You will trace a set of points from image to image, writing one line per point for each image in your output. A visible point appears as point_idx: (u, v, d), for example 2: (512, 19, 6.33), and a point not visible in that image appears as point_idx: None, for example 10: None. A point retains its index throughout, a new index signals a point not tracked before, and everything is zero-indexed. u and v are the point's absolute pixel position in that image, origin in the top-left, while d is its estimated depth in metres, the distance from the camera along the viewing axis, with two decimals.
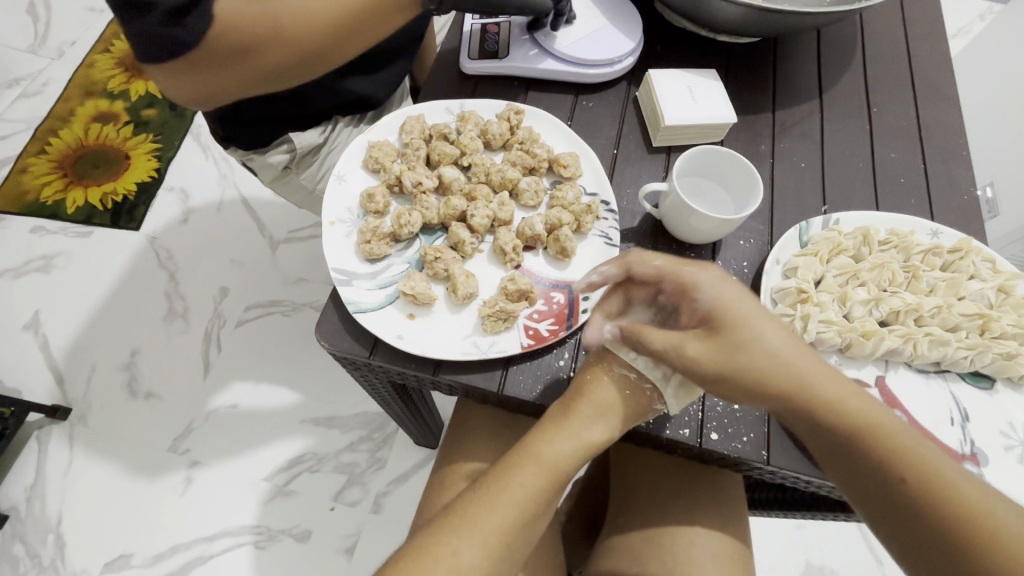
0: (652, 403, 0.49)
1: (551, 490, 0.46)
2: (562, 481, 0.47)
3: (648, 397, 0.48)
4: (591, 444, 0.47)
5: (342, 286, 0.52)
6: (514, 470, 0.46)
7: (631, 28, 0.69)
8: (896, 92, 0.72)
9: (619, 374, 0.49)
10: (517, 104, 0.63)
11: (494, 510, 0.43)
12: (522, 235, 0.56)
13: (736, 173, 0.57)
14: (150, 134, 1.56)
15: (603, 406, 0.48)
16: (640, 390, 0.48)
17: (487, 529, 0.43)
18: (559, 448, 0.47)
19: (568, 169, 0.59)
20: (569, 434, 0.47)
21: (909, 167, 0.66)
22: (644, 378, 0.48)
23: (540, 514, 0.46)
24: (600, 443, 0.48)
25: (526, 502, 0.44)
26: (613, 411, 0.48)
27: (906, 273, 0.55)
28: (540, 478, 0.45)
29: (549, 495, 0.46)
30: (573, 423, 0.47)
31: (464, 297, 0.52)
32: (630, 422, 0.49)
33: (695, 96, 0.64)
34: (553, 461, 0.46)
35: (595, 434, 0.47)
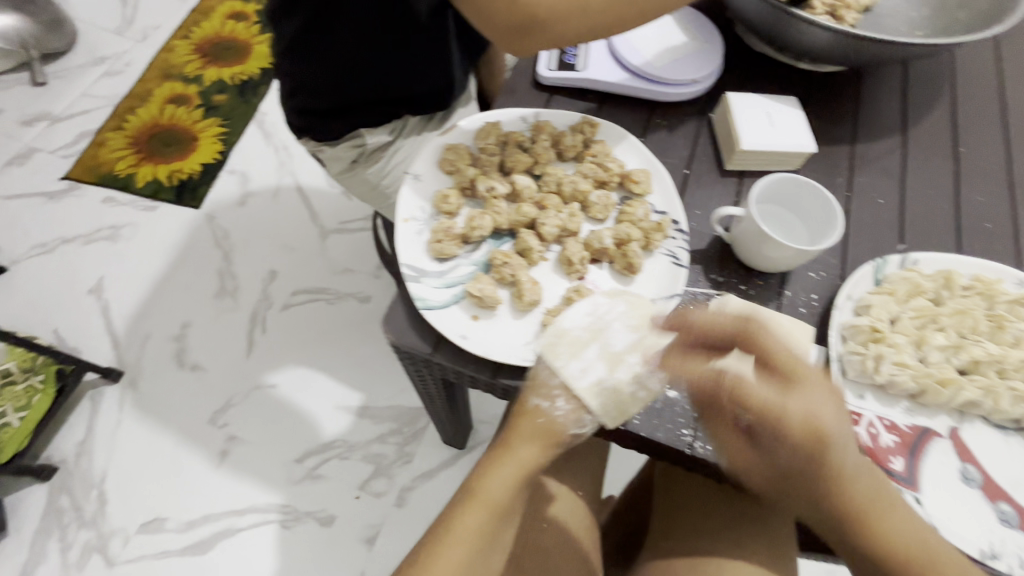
0: (568, 429, 0.49)
1: (497, 523, 0.48)
2: (505, 513, 0.49)
3: (561, 422, 0.48)
4: (526, 470, 0.49)
5: (411, 282, 0.53)
6: (459, 512, 0.47)
7: (710, 51, 0.69)
8: (986, 133, 0.69)
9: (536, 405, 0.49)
10: (593, 118, 0.63)
11: (442, 557, 0.45)
12: (589, 247, 0.57)
13: (814, 204, 0.55)
14: (219, 117, 1.63)
15: (527, 432, 0.49)
16: (551, 415, 0.48)
17: None
18: (495, 482, 0.48)
19: (639, 185, 0.59)
20: (502, 467, 0.49)
21: (996, 212, 0.64)
22: (558, 407, 0.48)
23: (490, 548, 0.48)
24: (534, 466, 0.50)
25: (479, 538, 0.47)
26: (539, 438, 0.49)
27: (990, 321, 0.53)
28: (479, 516, 0.47)
29: (496, 528, 0.48)
30: (503, 453, 0.49)
31: (528, 303, 0.53)
32: (557, 442, 0.49)
33: (773, 122, 0.63)
34: (493, 497, 0.48)
35: (523, 456, 0.49)
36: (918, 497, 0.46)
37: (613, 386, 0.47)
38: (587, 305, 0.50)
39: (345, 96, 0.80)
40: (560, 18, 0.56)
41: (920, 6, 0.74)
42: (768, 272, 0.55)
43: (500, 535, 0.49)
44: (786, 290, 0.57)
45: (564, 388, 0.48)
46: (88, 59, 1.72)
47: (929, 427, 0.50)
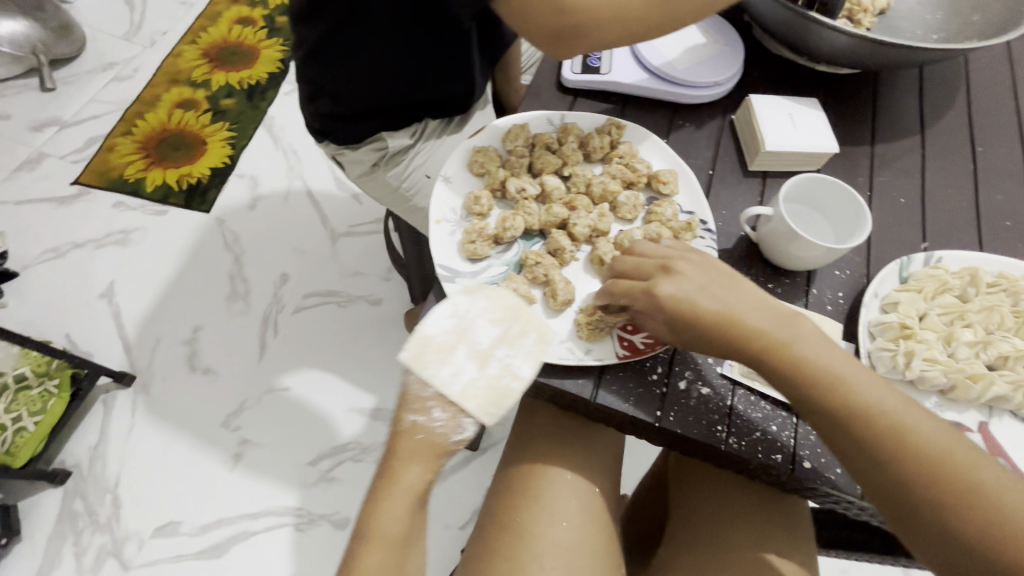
0: (450, 436, 0.49)
1: (400, 552, 0.49)
2: (405, 540, 0.49)
3: (442, 434, 0.49)
4: (414, 493, 0.49)
5: (446, 282, 0.54)
6: (361, 556, 0.47)
7: (732, 53, 0.69)
8: (1001, 134, 0.71)
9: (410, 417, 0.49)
10: (619, 119, 0.64)
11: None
12: (620, 247, 0.57)
13: (841, 203, 0.56)
14: (228, 122, 1.64)
15: (408, 456, 0.49)
16: (430, 430, 0.49)
17: None
18: (389, 515, 0.48)
19: (667, 186, 0.60)
20: (391, 497, 0.49)
21: (1014, 211, 0.65)
22: (434, 419, 0.49)
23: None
24: (422, 485, 0.50)
25: (387, 568, 0.47)
26: (419, 457, 0.49)
27: (1017, 318, 0.53)
28: (382, 552, 0.47)
29: (401, 555, 0.49)
30: (390, 483, 0.49)
31: (563, 302, 0.53)
32: (440, 454, 0.50)
33: (796, 124, 0.64)
34: (388, 532, 0.48)
35: (413, 478, 0.49)
36: None
37: (489, 381, 0.49)
38: (446, 309, 0.50)
39: (367, 100, 0.80)
40: (597, 25, 0.56)
41: (935, 9, 0.76)
42: (795, 270, 0.56)
43: (408, 556, 0.50)
44: (812, 288, 0.58)
45: (439, 398, 0.48)
46: (96, 64, 1.72)
47: (960, 422, 0.51)
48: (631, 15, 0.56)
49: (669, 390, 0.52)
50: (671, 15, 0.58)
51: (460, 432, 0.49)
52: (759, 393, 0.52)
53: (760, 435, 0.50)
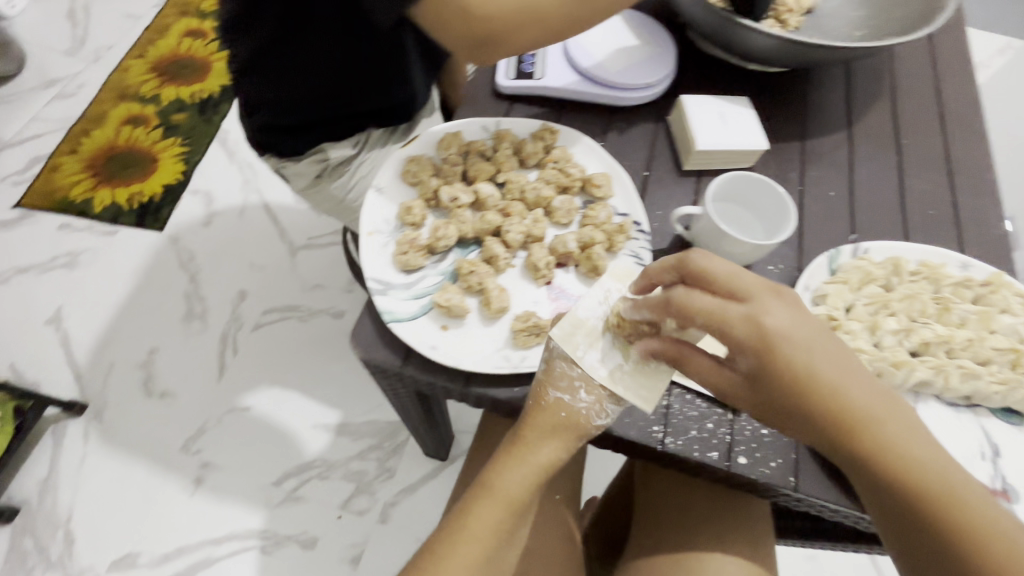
0: (593, 420, 0.48)
1: (511, 520, 0.49)
2: (521, 509, 0.50)
3: (585, 414, 0.48)
4: (545, 465, 0.50)
5: (377, 295, 0.52)
6: (473, 507, 0.49)
7: (664, 55, 0.71)
8: (926, 125, 0.73)
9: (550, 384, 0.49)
10: (552, 125, 0.65)
11: (457, 552, 0.47)
12: (555, 252, 0.57)
13: (768, 200, 0.57)
14: (179, 137, 1.60)
15: (547, 430, 0.49)
16: (573, 409, 0.49)
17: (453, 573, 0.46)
18: (514, 479, 0.49)
19: (600, 189, 0.61)
20: (520, 464, 0.50)
21: (938, 200, 0.67)
22: (579, 399, 0.48)
23: (509, 539, 0.50)
24: (553, 462, 0.50)
25: (498, 529, 0.48)
26: (559, 433, 0.49)
27: (937, 304, 0.55)
28: (500, 508, 0.49)
29: (512, 524, 0.49)
30: (522, 452, 0.50)
31: (497, 310, 0.53)
32: (578, 437, 0.49)
33: (726, 122, 0.65)
34: (507, 492, 0.49)
35: (545, 453, 0.50)
36: None
37: (636, 369, 0.48)
38: (597, 294, 0.51)
39: (305, 114, 0.79)
40: (515, 33, 0.58)
41: (859, 7, 0.78)
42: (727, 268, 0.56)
43: (518, 524, 0.51)
44: None
45: (585, 377, 0.48)
46: (37, 82, 1.66)
47: None
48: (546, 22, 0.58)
49: None
50: (585, 15, 0.59)
51: (601, 415, 0.48)
52: (694, 391, 0.52)
53: (696, 432, 0.50)
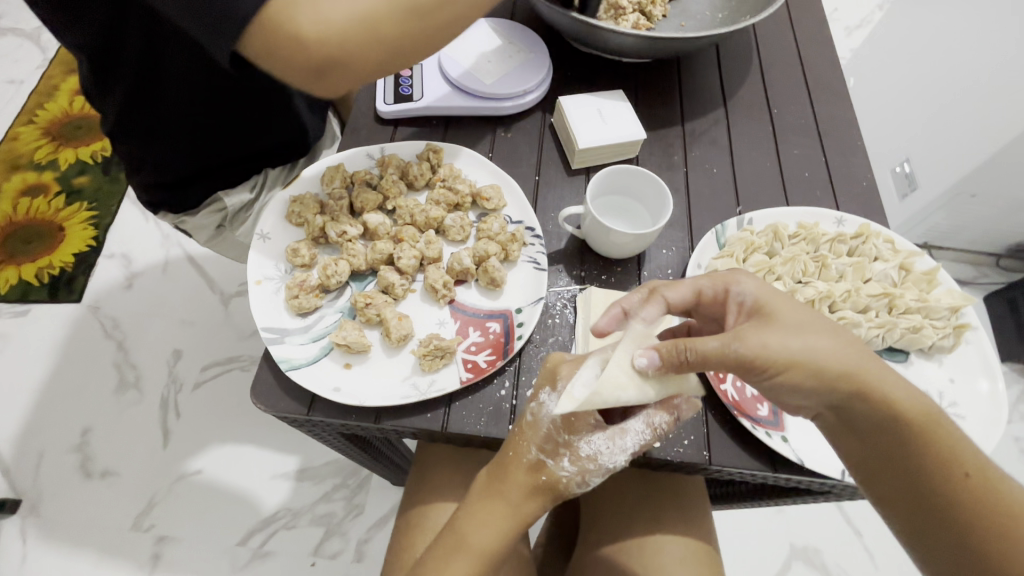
0: (570, 487, 0.48)
1: (484, 574, 0.48)
2: (493, 560, 0.49)
3: (564, 482, 0.48)
4: (517, 521, 0.49)
5: (273, 344, 0.51)
6: (446, 562, 0.48)
7: (539, 59, 0.72)
8: (793, 92, 0.77)
9: (533, 452, 0.48)
10: (436, 143, 0.65)
11: None
12: (451, 270, 0.57)
13: (649, 189, 0.59)
14: (85, 201, 1.51)
15: (526, 488, 0.48)
16: (553, 474, 0.48)
17: None
18: (487, 533, 0.48)
19: (491, 201, 0.61)
20: (494, 518, 0.48)
21: (812, 162, 0.71)
22: (562, 467, 0.48)
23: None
24: (527, 516, 0.49)
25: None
26: (535, 492, 0.48)
27: (816, 262, 0.58)
28: (468, 563, 0.48)
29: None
30: (497, 505, 0.48)
31: (398, 339, 0.52)
32: (555, 496, 0.49)
33: (604, 117, 0.67)
34: (481, 546, 0.48)
35: (524, 509, 0.48)
36: (783, 436, 0.51)
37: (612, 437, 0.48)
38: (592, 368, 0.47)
39: (191, 165, 0.76)
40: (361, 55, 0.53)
41: None
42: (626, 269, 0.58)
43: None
44: (643, 271, 0.61)
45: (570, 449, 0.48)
46: None
47: None
48: (399, 32, 0.54)
49: (518, 402, 0.52)
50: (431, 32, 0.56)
51: (580, 484, 0.48)
52: None
53: None
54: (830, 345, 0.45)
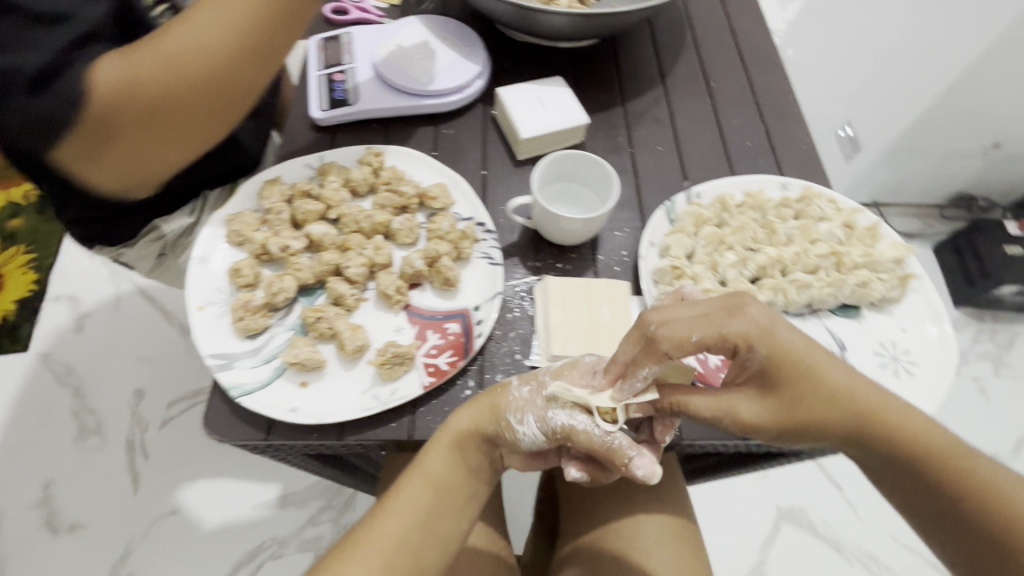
0: (507, 414, 0.48)
1: (435, 500, 0.48)
2: (445, 490, 0.49)
3: (512, 404, 0.48)
4: (467, 444, 0.48)
5: (222, 371, 0.49)
6: (403, 485, 0.49)
7: (475, 52, 0.71)
8: (729, 64, 0.78)
9: (510, 385, 0.49)
10: (377, 147, 0.63)
11: (380, 525, 0.47)
12: (403, 274, 0.55)
13: (593, 172, 0.58)
14: (21, 244, 1.43)
15: (483, 411, 0.48)
16: (508, 393, 0.48)
17: (369, 552, 0.45)
18: (438, 457, 0.48)
19: (438, 200, 0.60)
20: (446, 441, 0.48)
21: (753, 131, 0.72)
22: (529, 419, 0.48)
23: (428, 535, 0.47)
24: (476, 445, 0.49)
25: (417, 512, 0.48)
26: (491, 418, 0.48)
27: (764, 229, 0.59)
28: (415, 485, 0.48)
29: (434, 504, 0.48)
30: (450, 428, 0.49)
31: (354, 351, 0.50)
32: (501, 423, 0.48)
33: (544, 105, 0.66)
34: (432, 470, 0.48)
35: (472, 434, 0.48)
36: None
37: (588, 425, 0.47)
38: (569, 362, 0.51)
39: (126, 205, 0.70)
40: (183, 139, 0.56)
41: None
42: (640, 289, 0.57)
43: (440, 518, 0.48)
44: (599, 255, 0.61)
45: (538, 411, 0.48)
46: None
47: None
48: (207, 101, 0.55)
49: None
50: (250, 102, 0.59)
51: (520, 421, 0.48)
52: None
53: None
54: (837, 398, 0.42)
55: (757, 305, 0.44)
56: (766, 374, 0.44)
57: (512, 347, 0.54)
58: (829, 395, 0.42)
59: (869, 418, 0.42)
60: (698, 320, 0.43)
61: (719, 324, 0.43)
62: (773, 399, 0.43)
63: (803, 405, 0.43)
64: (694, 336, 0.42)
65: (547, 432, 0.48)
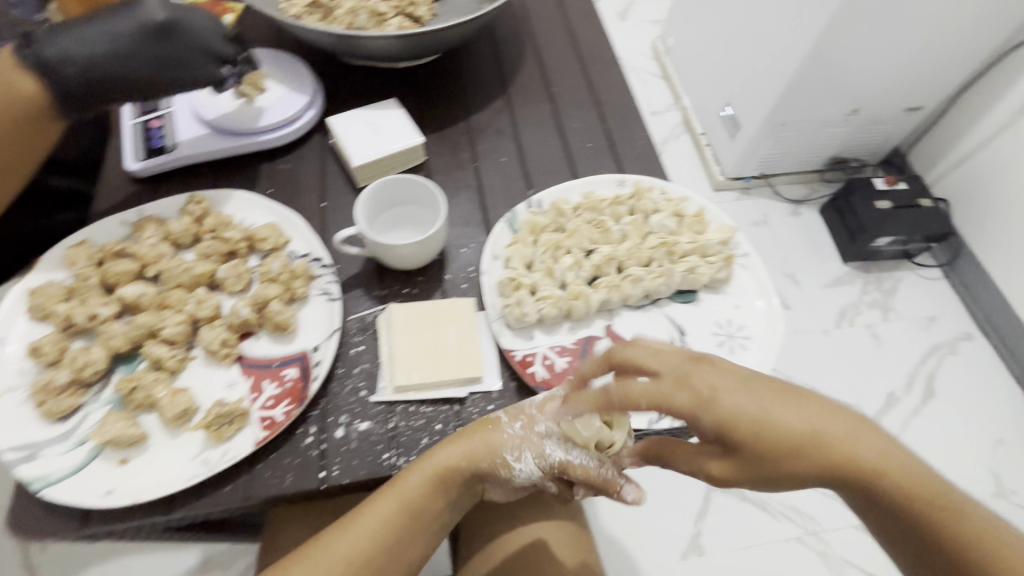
0: (505, 452, 0.48)
1: (406, 522, 0.46)
2: (419, 513, 0.47)
3: (507, 441, 0.48)
4: (445, 468, 0.47)
5: (25, 463, 0.45)
6: (374, 499, 0.47)
7: (303, 81, 0.68)
8: (568, 67, 0.80)
9: (500, 422, 0.49)
10: (199, 193, 0.60)
11: (347, 535, 0.45)
12: (231, 326, 0.52)
13: (422, 193, 0.58)
14: None
15: (477, 444, 0.48)
16: (504, 430, 0.48)
17: (331, 561, 0.44)
18: (413, 476, 0.46)
19: (267, 242, 0.57)
20: (424, 463, 0.47)
21: (593, 131, 0.74)
22: (524, 460, 0.48)
23: (393, 560, 0.46)
24: (456, 471, 0.47)
25: (383, 532, 0.45)
26: (481, 448, 0.48)
27: (599, 229, 0.61)
28: (392, 505, 0.46)
29: (404, 525, 0.46)
30: (431, 451, 0.48)
31: (176, 418, 0.47)
32: (490, 456, 0.48)
33: (377, 130, 0.65)
34: (407, 491, 0.46)
35: (448, 459, 0.47)
36: None
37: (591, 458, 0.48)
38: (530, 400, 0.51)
39: None
40: None
41: None
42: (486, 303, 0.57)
43: (412, 547, 0.47)
44: (446, 274, 0.60)
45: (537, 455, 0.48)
46: None
47: (590, 335, 0.57)
48: None
49: (328, 445, 0.49)
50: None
51: (516, 459, 0.48)
52: (418, 401, 0.52)
53: (427, 440, 0.50)
54: (803, 451, 0.39)
55: (704, 373, 0.40)
56: (725, 442, 0.40)
57: (357, 385, 0.53)
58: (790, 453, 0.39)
59: (837, 464, 0.39)
60: (646, 387, 0.40)
61: (662, 396, 0.40)
62: (734, 456, 0.40)
63: (770, 461, 0.39)
64: (643, 402, 0.40)
65: (544, 468, 0.48)
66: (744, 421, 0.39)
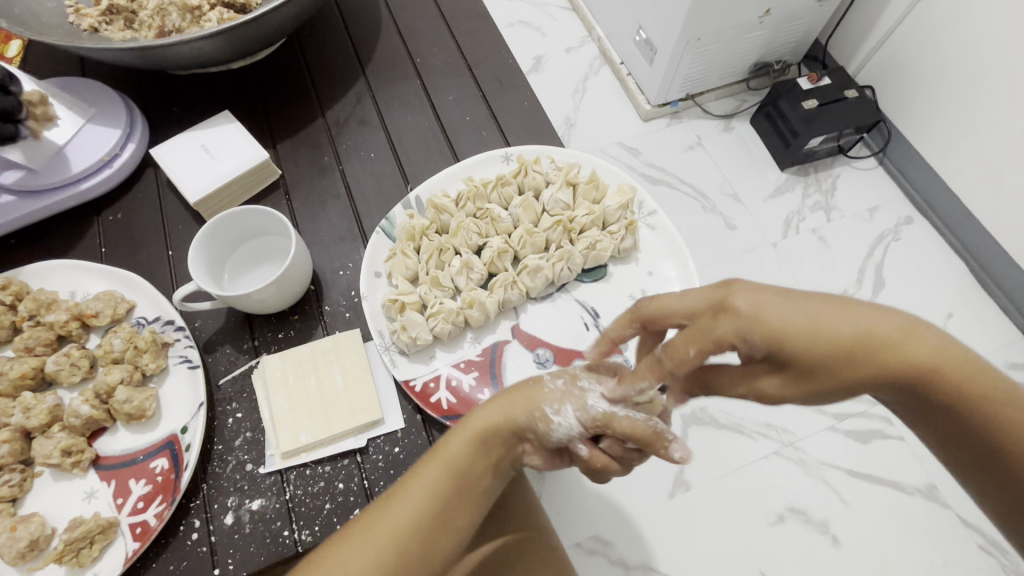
0: (544, 405, 0.37)
1: (455, 491, 0.37)
2: (467, 483, 0.37)
3: (551, 394, 0.38)
4: (490, 429, 0.38)
5: None
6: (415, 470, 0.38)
7: (111, 107, 0.57)
8: (431, 31, 0.70)
9: (542, 376, 0.39)
10: (9, 274, 0.50)
11: (390, 509, 0.36)
12: (71, 428, 0.44)
13: (271, 222, 0.50)
14: None
15: (522, 397, 0.38)
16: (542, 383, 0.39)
17: (378, 534, 0.35)
18: (456, 439, 0.38)
19: (101, 315, 0.48)
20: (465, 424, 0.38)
21: (469, 102, 0.65)
22: (568, 413, 0.37)
23: (444, 538, 0.36)
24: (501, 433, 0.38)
25: (432, 504, 0.36)
26: (528, 400, 0.38)
27: (487, 219, 0.54)
28: (435, 473, 0.37)
29: (453, 495, 0.36)
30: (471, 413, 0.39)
31: (21, 556, 0.40)
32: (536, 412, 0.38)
33: (211, 153, 0.55)
34: (451, 456, 0.37)
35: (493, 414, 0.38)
36: None
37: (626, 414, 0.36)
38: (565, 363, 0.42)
39: None
40: None
41: None
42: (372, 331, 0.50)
43: (461, 524, 0.37)
44: (325, 306, 0.53)
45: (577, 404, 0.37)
46: None
47: (496, 341, 0.51)
48: None
49: (217, 537, 0.44)
50: None
51: (556, 411, 0.37)
52: (313, 462, 0.46)
53: (331, 504, 0.45)
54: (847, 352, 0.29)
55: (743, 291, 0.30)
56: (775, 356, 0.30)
57: (240, 459, 0.46)
58: (848, 367, 0.29)
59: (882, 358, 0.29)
60: (693, 332, 0.31)
61: (705, 330, 0.31)
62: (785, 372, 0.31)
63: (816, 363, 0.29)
64: (694, 351, 0.31)
65: (586, 425, 0.37)
66: (787, 329, 0.29)
